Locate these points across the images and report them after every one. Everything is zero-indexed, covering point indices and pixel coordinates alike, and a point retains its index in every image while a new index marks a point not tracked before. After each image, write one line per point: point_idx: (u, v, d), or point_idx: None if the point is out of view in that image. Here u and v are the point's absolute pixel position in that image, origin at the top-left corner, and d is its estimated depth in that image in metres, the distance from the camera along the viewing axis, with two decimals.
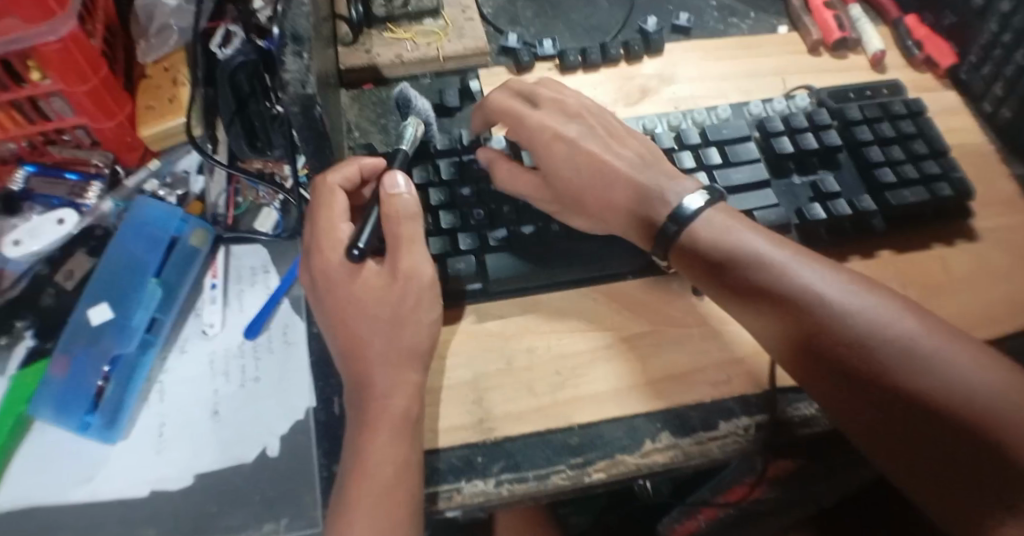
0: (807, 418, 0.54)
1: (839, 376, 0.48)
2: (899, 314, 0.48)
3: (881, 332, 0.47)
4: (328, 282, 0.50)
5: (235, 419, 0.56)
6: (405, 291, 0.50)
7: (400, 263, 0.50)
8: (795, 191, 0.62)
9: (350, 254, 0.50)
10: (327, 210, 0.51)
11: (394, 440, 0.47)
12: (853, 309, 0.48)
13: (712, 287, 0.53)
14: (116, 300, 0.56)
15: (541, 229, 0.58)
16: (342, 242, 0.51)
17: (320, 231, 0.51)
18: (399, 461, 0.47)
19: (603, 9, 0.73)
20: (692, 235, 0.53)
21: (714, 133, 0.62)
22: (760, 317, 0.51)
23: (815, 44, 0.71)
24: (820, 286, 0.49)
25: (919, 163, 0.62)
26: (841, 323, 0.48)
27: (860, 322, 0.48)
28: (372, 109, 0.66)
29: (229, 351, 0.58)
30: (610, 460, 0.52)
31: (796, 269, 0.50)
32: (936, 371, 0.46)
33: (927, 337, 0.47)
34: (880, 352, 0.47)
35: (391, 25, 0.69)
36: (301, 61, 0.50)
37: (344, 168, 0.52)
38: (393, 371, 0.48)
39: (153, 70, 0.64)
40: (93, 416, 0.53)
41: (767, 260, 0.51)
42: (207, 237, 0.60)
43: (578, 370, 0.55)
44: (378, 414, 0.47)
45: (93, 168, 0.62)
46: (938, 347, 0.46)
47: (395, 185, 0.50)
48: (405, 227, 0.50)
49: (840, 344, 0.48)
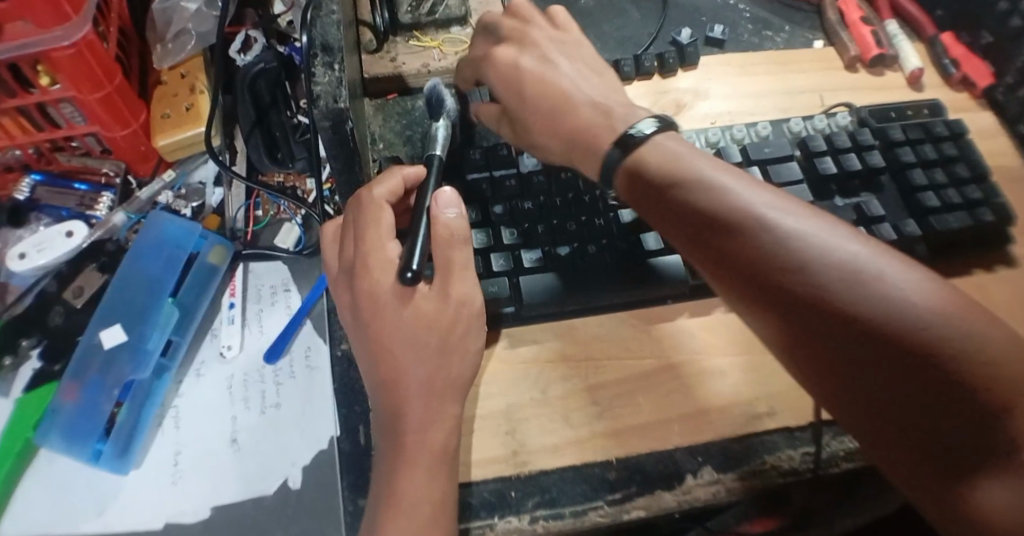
0: (851, 451, 0.52)
1: (792, 316, 0.41)
2: (864, 244, 0.42)
3: (842, 262, 0.41)
4: (373, 305, 0.46)
5: (256, 448, 0.52)
6: (447, 320, 0.47)
7: (453, 289, 0.47)
8: (839, 213, 0.59)
9: (402, 277, 0.46)
10: (374, 225, 0.48)
11: (433, 476, 0.45)
12: (799, 232, 0.42)
13: (655, 216, 0.47)
14: (130, 323, 0.53)
15: (576, 254, 0.55)
16: (390, 262, 0.47)
17: (367, 249, 0.47)
18: (437, 496, 0.45)
19: (635, 20, 0.71)
20: (639, 161, 0.48)
21: (755, 152, 0.60)
22: (698, 244, 0.45)
23: (852, 60, 0.69)
24: (761, 209, 0.43)
25: (961, 187, 0.61)
26: (796, 252, 0.41)
27: (807, 247, 0.41)
28: (396, 119, 0.64)
29: (248, 375, 0.55)
30: (650, 496, 0.50)
31: (740, 191, 0.44)
32: (903, 307, 0.39)
33: (895, 269, 0.40)
34: (838, 284, 0.40)
35: (417, 32, 0.66)
36: (332, 72, 0.49)
37: (387, 179, 0.50)
38: (428, 403, 0.46)
39: (170, 76, 0.60)
40: (104, 444, 0.51)
41: (715, 185, 0.44)
42: (225, 255, 0.57)
43: (614, 401, 0.53)
44: (413, 448, 0.45)
45: (104, 178, 0.60)
46: (893, 281, 0.40)
47: (449, 206, 0.48)
48: (455, 253, 0.47)
49: (795, 277, 0.41)
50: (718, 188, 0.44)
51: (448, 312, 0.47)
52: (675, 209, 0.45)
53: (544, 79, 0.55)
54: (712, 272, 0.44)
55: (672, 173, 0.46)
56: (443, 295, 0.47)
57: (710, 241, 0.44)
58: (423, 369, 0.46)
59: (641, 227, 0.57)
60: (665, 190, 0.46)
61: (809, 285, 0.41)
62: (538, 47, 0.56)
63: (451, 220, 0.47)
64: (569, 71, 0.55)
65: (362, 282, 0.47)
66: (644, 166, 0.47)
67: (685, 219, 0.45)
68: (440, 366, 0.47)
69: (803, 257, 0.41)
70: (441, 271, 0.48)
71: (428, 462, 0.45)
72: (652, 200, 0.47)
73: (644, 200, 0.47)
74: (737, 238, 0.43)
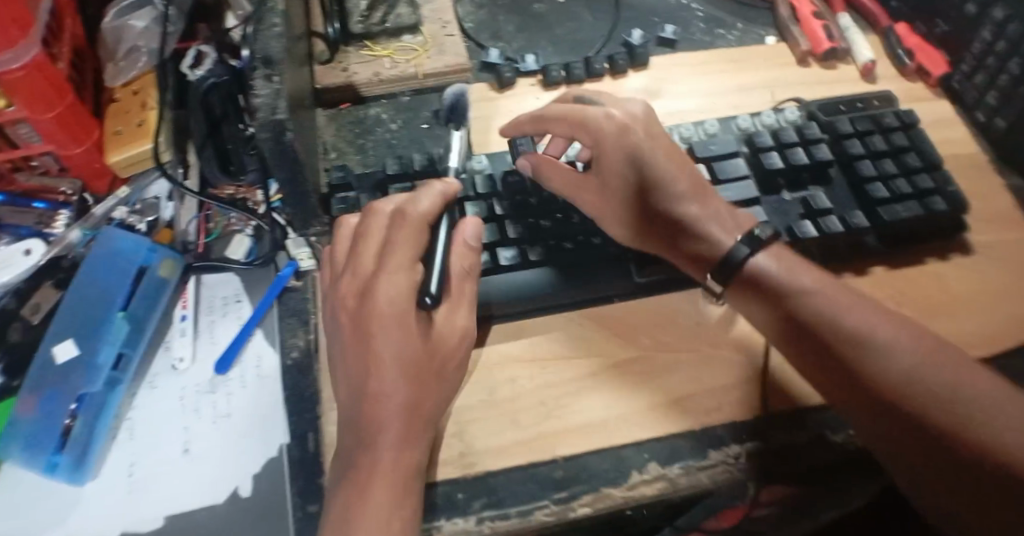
0: (791, 444, 0.52)
1: (893, 419, 0.46)
2: (979, 377, 0.47)
3: (958, 395, 0.46)
4: (379, 322, 0.46)
5: (208, 457, 0.53)
6: (444, 346, 0.49)
7: (457, 319, 0.50)
8: (784, 208, 0.59)
9: (421, 301, 0.48)
10: (409, 247, 0.48)
11: (400, 494, 0.45)
12: (906, 354, 0.47)
13: (764, 320, 0.52)
14: (83, 337, 0.54)
15: (521, 259, 0.56)
16: (401, 285, 0.47)
17: (391, 271, 0.47)
18: (387, 509, 0.44)
19: (588, 23, 0.71)
20: (748, 272, 0.53)
21: (700, 149, 0.60)
22: (809, 352, 0.50)
23: (803, 55, 0.70)
24: (871, 329, 0.49)
25: (912, 176, 0.60)
26: (918, 384, 0.46)
27: (911, 366, 0.47)
28: (349, 129, 0.64)
29: (200, 386, 0.55)
30: (596, 494, 0.50)
31: (850, 314, 0.49)
32: (1012, 438, 0.44)
33: (1009, 404, 0.45)
34: (951, 414, 0.45)
35: (369, 42, 0.67)
36: (272, 84, 0.49)
37: (428, 192, 0.50)
38: (401, 422, 0.46)
39: (122, 93, 0.62)
40: (60, 456, 0.51)
41: (841, 317, 0.49)
42: (176, 266, 0.58)
43: (562, 400, 0.53)
44: (385, 467, 0.45)
45: (60, 197, 0.61)
46: (987, 401, 0.45)
47: (474, 237, 0.52)
48: (468, 286, 0.51)
49: (914, 405, 0.46)
50: (842, 319, 0.49)
51: (451, 340, 0.49)
52: (797, 333, 0.50)
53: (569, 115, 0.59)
54: (821, 377, 0.50)
55: (782, 286, 0.52)
56: (449, 322, 0.50)
57: (831, 365, 0.49)
58: (405, 391, 0.47)
59: (587, 227, 0.58)
60: (786, 315, 0.51)
61: (928, 412, 0.46)
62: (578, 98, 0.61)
63: (468, 249, 0.52)
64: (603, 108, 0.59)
65: (374, 299, 0.46)
66: (756, 276, 0.53)
67: (811, 347, 0.50)
68: (425, 390, 0.47)
69: (922, 388, 0.46)
70: (451, 297, 0.50)
71: (383, 477, 0.45)
72: (767, 310, 0.52)
73: (754, 307, 0.53)
74: (848, 351, 0.48)
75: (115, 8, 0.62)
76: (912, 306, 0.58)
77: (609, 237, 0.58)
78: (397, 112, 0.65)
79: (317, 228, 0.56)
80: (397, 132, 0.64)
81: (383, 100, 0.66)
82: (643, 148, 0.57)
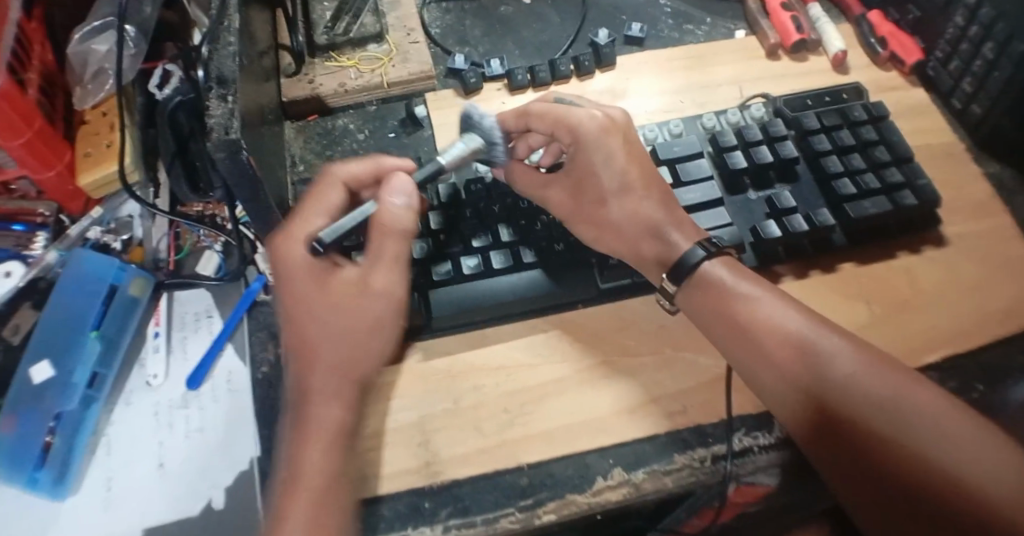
0: (741, 450, 0.53)
1: (828, 426, 0.48)
2: (919, 387, 0.48)
3: (894, 405, 0.47)
4: (289, 271, 0.52)
5: (182, 471, 0.55)
6: (358, 309, 0.52)
7: (374, 280, 0.52)
8: (751, 206, 0.60)
9: (312, 247, 0.51)
10: (319, 200, 0.53)
11: (329, 454, 0.49)
12: (847, 364, 0.49)
13: (710, 327, 0.53)
14: (58, 357, 0.56)
15: (484, 268, 0.56)
16: (307, 237, 0.52)
17: (301, 223, 0.52)
18: (325, 473, 0.49)
19: (553, 23, 0.71)
20: (697, 280, 0.54)
21: (664, 152, 0.60)
22: (752, 358, 0.51)
23: (773, 48, 0.69)
24: (813, 338, 0.50)
25: (881, 170, 0.60)
26: (857, 393, 0.48)
27: (850, 376, 0.48)
28: (317, 141, 0.65)
29: (173, 402, 0.57)
30: (561, 500, 0.51)
31: (794, 323, 0.51)
32: (940, 450, 0.45)
33: (945, 416, 0.46)
34: (888, 425, 0.47)
35: (334, 52, 0.67)
36: (225, 104, 0.50)
37: (367, 162, 0.55)
38: (327, 375, 0.51)
39: (92, 115, 0.62)
40: (40, 472, 0.53)
41: (782, 326, 0.51)
42: (146, 286, 0.60)
43: (528, 407, 0.54)
44: (318, 423, 0.50)
45: (40, 218, 0.62)
46: (922, 414, 0.47)
47: (399, 193, 0.52)
48: (387, 244, 0.51)
49: (848, 414, 0.48)
50: (785, 328, 0.51)
51: (365, 299, 0.52)
52: (742, 343, 0.52)
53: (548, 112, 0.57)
54: (763, 383, 0.51)
55: (728, 296, 0.53)
56: (364, 282, 0.52)
57: (774, 373, 0.51)
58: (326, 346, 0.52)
59: (552, 233, 0.58)
60: (733, 326, 0.52)
61: (858, 417, 0.47)
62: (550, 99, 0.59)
63: (395, 207, 0.52)
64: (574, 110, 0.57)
65: (284, 251, 0.52)
66: (705, 284, 0.54)
67: (756, 358, 0.51)
68: (342, 349, 0.52)
69: (857, 392, 0.48)
70: (370, 255, 0.52)
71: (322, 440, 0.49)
72: (715, 318, 0.53)
73: (701, 315, 0.54)
74: (789, 359, 0.50)
75: (76, 33, 0.62)
76: (880, 302, 0.58)
77: (574, 243, 0.59)
78: (364, 121, 0.66)
79: None
80: (364, 142, 0.65)
81: (351, 110, 0.67)
82: (601, 151, 0.56)
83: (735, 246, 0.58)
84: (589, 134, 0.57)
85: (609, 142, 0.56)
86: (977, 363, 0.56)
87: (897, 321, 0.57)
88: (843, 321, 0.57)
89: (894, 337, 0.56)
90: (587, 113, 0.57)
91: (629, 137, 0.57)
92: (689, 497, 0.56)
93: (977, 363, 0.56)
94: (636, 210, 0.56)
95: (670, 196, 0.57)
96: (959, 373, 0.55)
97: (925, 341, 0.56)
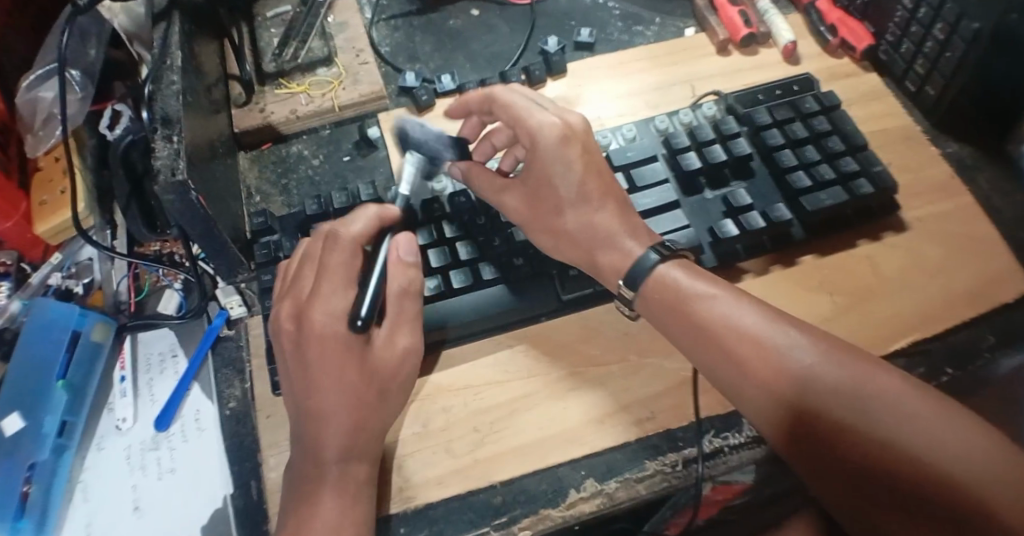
0: (711, 453, 0.54)
1: (794, 421, 0.48)
2: (877, 372, 0.47)
3: (855, 393, 0.46)
4: (318, 346, 0.48)
5: (158, 512, 0.55)
6: (384, 370, 0.50)
7: (397, 340, 0.51)
8: (707, 207, 0.60)
9: (353, 326, 0.49)
10: (342, 270, 0.50)
11: (345, 509, 0.47)
12: (807, 358, 0.48)
13: (674, 329, 0.52)
14: (28, 408, 0.56)
15: (445, 288, 0.56)
16: (337, 312, 0.49)
17: (326, 293, 0.49)
18: (333, 506, 0.47)
19: (503, 35, 0.72)
20: (656, 283, 0.53)
21: (618, 158, 0.60)
22: (713, 358, 0.51)
23: (723, 44, 0.69)
24: (770, 334, 0.49)
25: (835, 160, 0.60)
26: (818, 384, 0.47)
27: (811, 370, 0.48)
28: (272, 169, 0.64)
29: (144, 444, 0.57)
30: (535, 516, 0.51)
31: (750, 320, 0.50)
32: (906, 433, 0.45)
33: (905, 397, 0.46)
34: (850, 414, 0.46)
35: (284, 79, 0.67)
36: (171, 145, 0.50)
37: (362, 215, 0.52)
38: (350, 435, 0.48)
39: (45, 162, 0.63)
40: (22, 521, 0.53)
41: (741, 324, 0.50)
42: (109, 330, 0.60)
43: (497, 424, 0.54)
44: (326, 483, 0.47)
45: (1, 267, 0.61)
46: (885, 399, 0.46)
47: (408, 251, 0.52)
48: (406, 305, 0.51)
49: (812, 406, 0.47)
50: (745, 325, 0.50)
51: (392, 362, 0.50)
52: (703, 344, 0.51)
53: (509, 103, 0.57)
54: (725, 381, 0.51)
55: (684, 297, 0.52)
56: (388, 342, 0.50)
57: (736, 372, 0.50)
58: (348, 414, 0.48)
59: (511, 248, 0.58)
60: (692, 326, 0.51)
61: (822, 409, 0.47)
62: (510, 87, 0.59)
63: (405, 267, 0.51)
64: (529, 105, 0.57)
65: (310, 317, 0.48)
66: (663, 286, 0.53)
67: (718, 358, 0.50)
68: (369, 408, 0.49)
69: (816, 384, 0.47)
70: (390, 318, 0.51)
71: (326, 479, 0.48)
72: (674, 320, 0.52)
73: (662, 316, 0.53)
74: (748, 357, 0.49)
75: (24, 80, 0.61)
76: (844, 293, 0.58)
77: (533, 255, 0.58)
78: (318, 147, 0.66)
79: (245, 274, 0.58)
80: (319, 167, 0.64)
81: (304, 136, 0.66)
82: (558, 161, 0.56)
83: (694, 248, 0.58)
84: (548, 145, 0.56)
85: (569, 151, 0.56)
86: (940, 347, 0.56)
87: (861, 311, 0.57)
88: (807, 314, 0.57)
89: (860, 327, 0.56)
90: (546, 119, 0.56)
91: (588, 147, 0.57)
92: (676, 492, 0.55)
93: (941, 347, 0.56)
94: (591, 221, 0.56)
95: (626, 204, 0.57)
96: (925, 360, 0.56)
97: (889, 329, 0.56)
